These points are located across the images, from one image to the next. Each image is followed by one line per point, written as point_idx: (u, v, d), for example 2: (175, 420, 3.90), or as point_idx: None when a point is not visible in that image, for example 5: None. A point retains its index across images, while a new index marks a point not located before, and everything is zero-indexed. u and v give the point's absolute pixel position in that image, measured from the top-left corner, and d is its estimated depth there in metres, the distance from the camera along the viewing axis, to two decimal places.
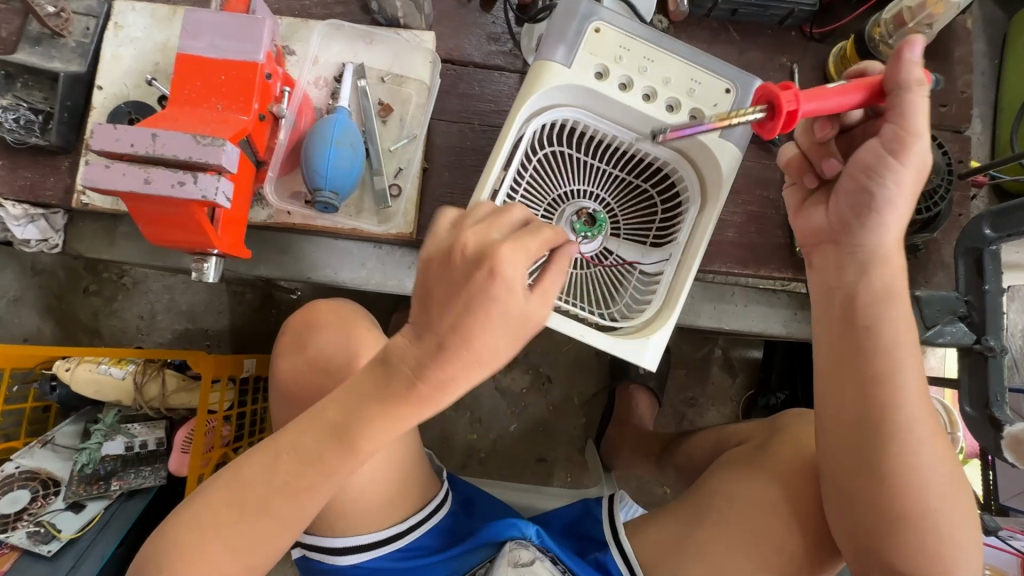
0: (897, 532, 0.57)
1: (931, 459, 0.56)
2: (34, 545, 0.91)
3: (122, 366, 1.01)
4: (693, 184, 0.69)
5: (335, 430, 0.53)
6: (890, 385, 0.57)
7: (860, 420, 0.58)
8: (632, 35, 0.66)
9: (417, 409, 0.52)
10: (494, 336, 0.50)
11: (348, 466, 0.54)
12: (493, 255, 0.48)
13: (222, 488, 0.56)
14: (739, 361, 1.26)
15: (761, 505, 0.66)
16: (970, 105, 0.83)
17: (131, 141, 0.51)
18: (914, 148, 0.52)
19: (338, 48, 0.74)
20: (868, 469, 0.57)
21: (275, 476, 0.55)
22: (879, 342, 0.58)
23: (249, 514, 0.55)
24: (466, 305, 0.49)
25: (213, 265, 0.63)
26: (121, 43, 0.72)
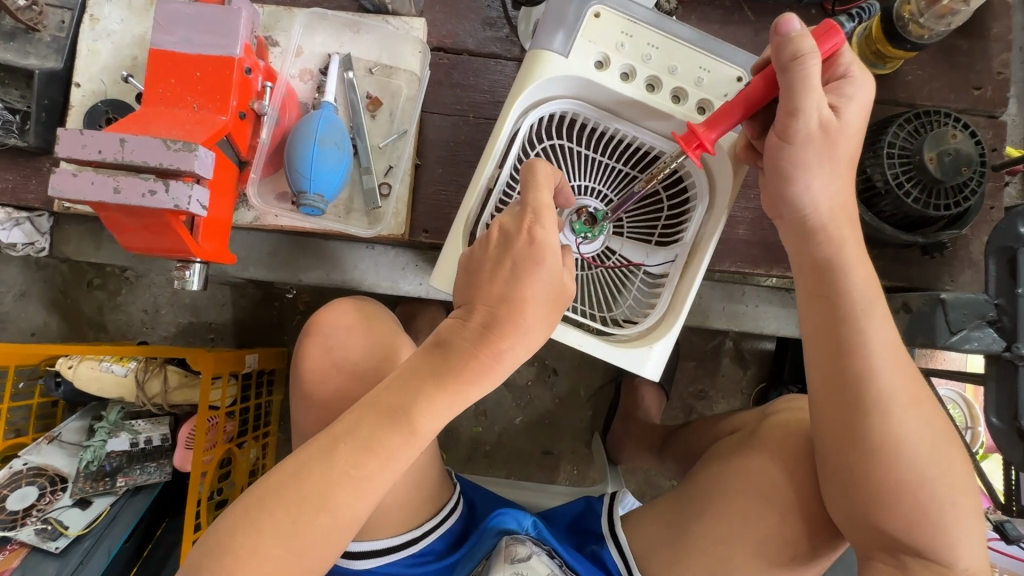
0: (893, 509, 0.51)
1: (916, 424, 0.51)
2: (42, 542, 0.82)
3: (124, 363, 0.92)
4: (701, 181, 0.65)
5: (393, 411, 0.49)
6: (865, 350, 0.52)
7: (835, 392, 0.53)
8: (634, 19, 0.61)
9: (479, 381, 0.49)
10: (545, 301, 0.50)
11: (410, 449, 0.49)
12: (541, 208, 0.50)
13: (277, 489, 0.47)
14: (750, 352, 1.21)
15: (755, 496, 0.61)
16: (1007, 87, 0.76)
17: (98, 148, 0.49)
18: (798, 126, 0.50)
19: (323, 38, 0.70)
20: (849, 445, 0.52)
21: (332, 471, 0.47)
22: (848, 305, 0.53)
23: (312, 511, 0.47)
24: (524, 257, 0.49)
25: (196, 273, 0.61)
26: (98, 36, 0.69)
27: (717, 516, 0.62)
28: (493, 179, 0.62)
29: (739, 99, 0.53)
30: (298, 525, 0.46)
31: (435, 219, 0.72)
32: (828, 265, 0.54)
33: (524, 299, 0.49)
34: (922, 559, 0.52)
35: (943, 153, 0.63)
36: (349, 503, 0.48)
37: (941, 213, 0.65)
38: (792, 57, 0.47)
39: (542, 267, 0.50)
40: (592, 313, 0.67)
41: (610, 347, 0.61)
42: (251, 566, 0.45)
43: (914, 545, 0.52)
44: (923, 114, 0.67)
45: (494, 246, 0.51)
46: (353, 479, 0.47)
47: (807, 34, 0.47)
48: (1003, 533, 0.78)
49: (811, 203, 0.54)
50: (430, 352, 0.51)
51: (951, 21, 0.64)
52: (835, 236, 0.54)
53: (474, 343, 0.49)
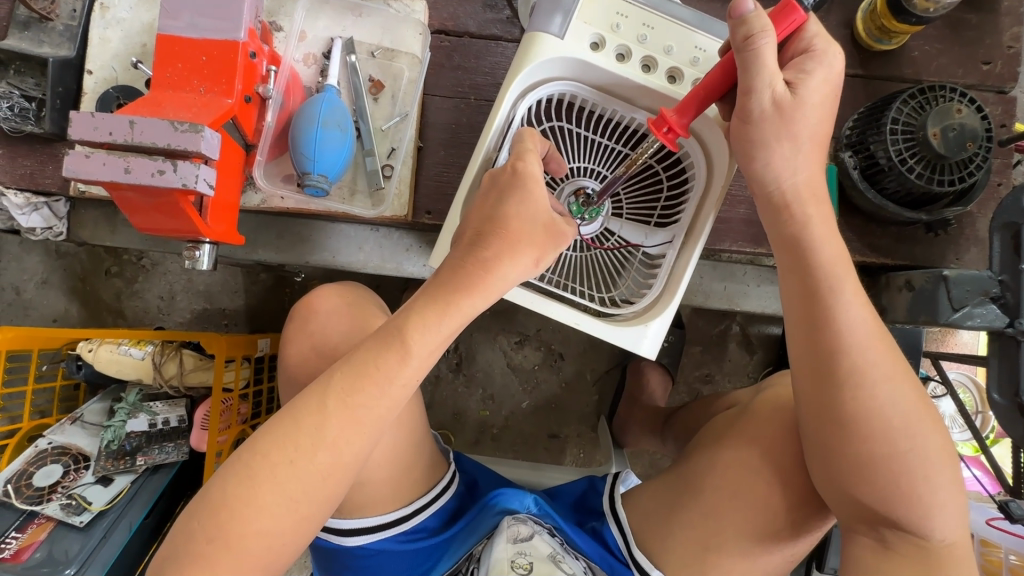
0: (869, 481, 0.52)
1: (890, 397, 0.51)
2: (66, 517, 0.84)
3: (142, 346, 0.94)
4: (698, 161, 0.65)
5: (386, 335, 0.52)
6: (837, 324, 0.52)
7: (810, 367, 0.54)
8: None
9: (470, 298, 0.51)
10: (532, 225, 0.53)
11: (404, 372, 0.51)
12: (522, 153, 0.54)
13: (274, 432, 0.50)
14: (757, 337, 1.20)
15: (744, 464, 0.63)
16: (1017, 62, 0.75)
17: (108, 130, 0.51)
18: (752, 106, 0.52)
19: (325, 22, 0.71)
20: (826, 419, 0.53)
21: (327, 405, 0.50)
22: (820, 281, 0.53)
23: (310, 440, 0.49)
24: (506, 198, 0.53)
25: (206, 253, 0.63)
26: (109, 24, 0.71)
27: (711, 486, 0.64)
28: (491, 160, 0.63)
29: (708, 81, 0.53)
30: (295, 464, 0.49)
31: (437, 201, 0.73)
32: (800, 243, 0.55)
33: (510, 223, 0.52)
34: (901, 532, 0.52)
35: (948, 129, 0.62)
36: (345, 437, 0.50)
37: (945, 189, 0.65)
38: (745, 39, 0.49)
39: (527, 195, 0.53)
40: (591, 294, 0.67)
41: (604, 325, 0.62)
42: (253, 508, 0.48)
43: (891, 516, 0.52)
44: (928, 89, 0.66)
45: (482, 187, 0.56)
46: (350, 410, 0.50)
47: (760, 16, 0.48)
48: (1007, 512, 0.75)
49: (781, 180, 0.55)
50: (422, 284, 0.54)
51: None
52: (808, 213, 0.55)
53: (464, 264, 0.52)
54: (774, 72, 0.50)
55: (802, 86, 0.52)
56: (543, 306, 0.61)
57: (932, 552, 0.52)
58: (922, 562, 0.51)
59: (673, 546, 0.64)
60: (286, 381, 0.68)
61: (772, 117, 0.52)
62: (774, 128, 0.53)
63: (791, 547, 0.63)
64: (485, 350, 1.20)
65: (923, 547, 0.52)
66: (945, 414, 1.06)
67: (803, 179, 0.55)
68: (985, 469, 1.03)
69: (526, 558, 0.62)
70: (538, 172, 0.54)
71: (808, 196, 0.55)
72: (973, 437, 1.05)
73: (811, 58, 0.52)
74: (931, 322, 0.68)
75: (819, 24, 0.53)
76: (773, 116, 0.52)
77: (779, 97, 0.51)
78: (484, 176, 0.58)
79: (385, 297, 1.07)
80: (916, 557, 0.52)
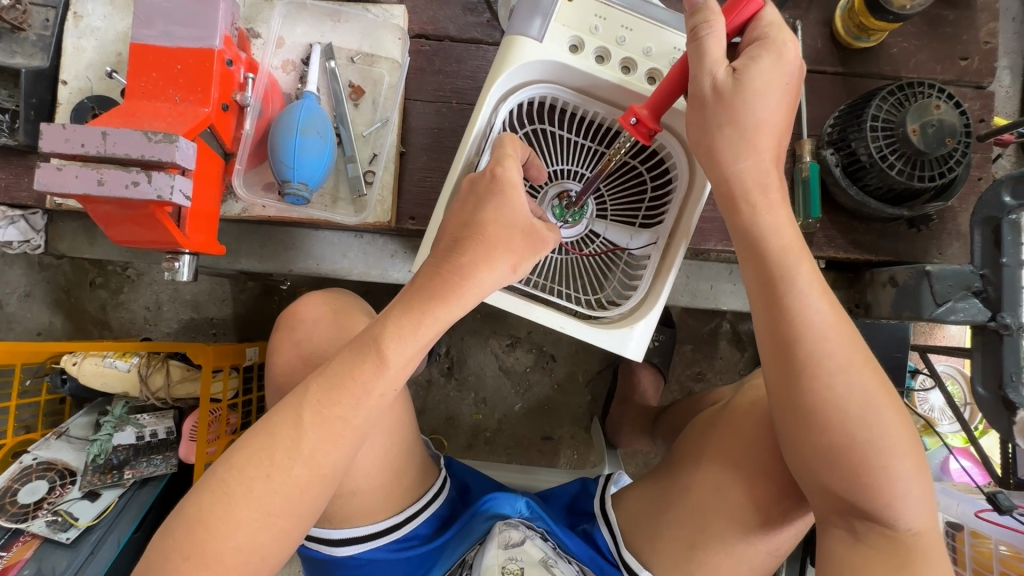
0: (836, 473, 0.52)
1: (847, 386, 0.51)
2: (53, 534, 0.82)
3: (128, 358, 0.91)
4: (681, 161, 0.64)
5: (363, 343, 0.51)
6: (791, 314, 0.52)
7: (773, 360, 0.53)
8: (608, 1, 0.61)
9: (446, 306, 0.51)
10: (511, 230, 0.53)
11: (382, 381, 0.50)
12: (501, 160, 0.54)
13: (250, 445, 0.49)
14: (747, 335, 1.21)
15: (728, 459, 0.63)
16: (994, 57, 0.76)
17: (81, 141, 0.50)
18: (720, 102, 0.52)
19: (304, 28, 0.71)
20: (793, 414, 0.53)
21: (303, 417, 0.49)
22: (779, 271, 0.52)
23: (286, 454, 0.48)
24: (481, 208, 0.53)
25: (186, 263, 0.62)
26: (83, 34, 0.71)
27: (696, 482, 0.64)
28: (472, 165, 0.62)
29: (672, 72, 0.54)
30: (271, 478, 0.48)
31: (421, 206, 0.73)
32: (764, 235, 0.53)
33: (487, 228, 0.52)
34: (869, 522, 0.52)
35: (927, 125, 0.63)
36: (323, 449, 0.49)
37: (926, 184, 0.65)
38: (692, 31, 0.51)
39: (506, 201, 0.53)
40: (577, 297, 0.67)
41: (588, 327, 0.62)
42: (229, 524, 0.47)
43: (857, 506, 0.52)
44: (906, 86, 0.67)
45: (461, 193, 0.56)
46: (326, 420, 0.49)
47: (709, 5, 0.50)
48: (994, 503, 0.76)
49: (756, 176, 0.54)
50: (399, 291, 0.53)
51: None
52: (776, 203, 0.54)
53: (440, 272, 0.51)
54: (715, 60, 0.51)
55: (758, 78, 0.52)
56: (526, 310, 0.61)
57: (904, 543, 0.52)
58: (893, 553, 0.51)
59: (663, 546, 0.64)
60: (273, 390, 0.68)
61: (728, 108, 0.52)
62: (738, 122, 0.53)
63: (778, 539, 0.63)
64: (477, 353, 1.20)
65: (893, 538, 0.52)
66: (934, 405, 1.07)
67: (757, 171, 0.54)
68: (973, 460, 1.03)
69: (517, 564, 0.61)
70: (516, 180, 0.54)
71: (756, 188, 0.54)
72: (962, 429, 1.06)
73: (763, 46, 0.52)
74: (914, 316, 0.68)
75: (774, 12, 0.53)
76: (737, 111, 0.52)
77: (730, 88, 0.52)
78: (464, 180, 0.57)
79: (373, 302, 1.07)
80: (886, 549, 0.52)
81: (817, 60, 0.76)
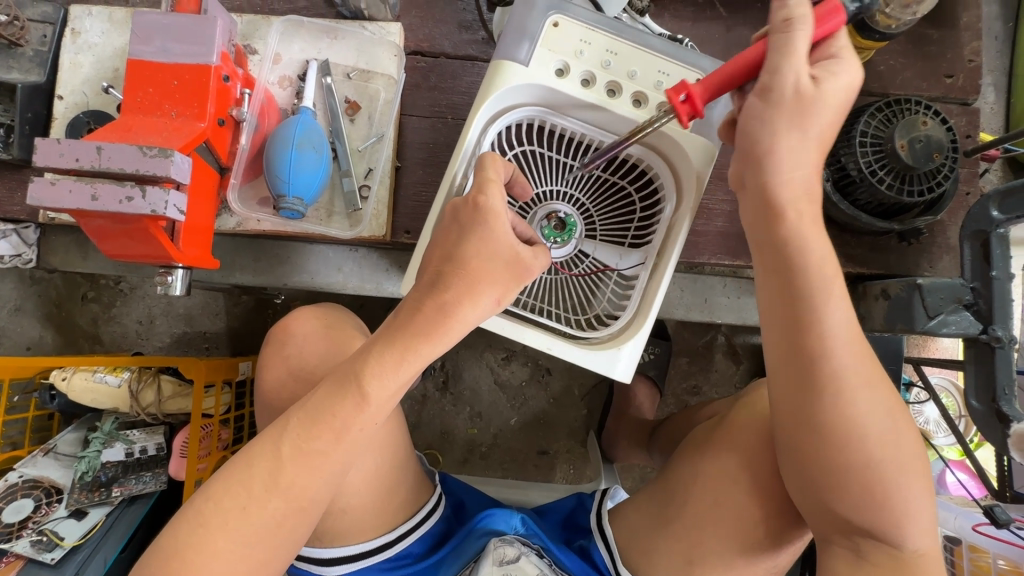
0: (832, 492, 0.52)
1: (863, 403, 0.51)
2: (37, 554, 0.80)
3: (118, 373, 0.90)
4: (668, 182, 0.65)
5: (343, 379, 0.50)
6: (813, 325, 0.51)
7: (793, 375, 0.53)
8: (594, 27, 0.63)
9: (428, 343, 0.51)
10: (495, 262, 0.52)
11: (363, 416, 0.50)
12: (485, 188, 0.52)
13: (226, 477, 0.48)
14: (742, 348, 1.21)
15: (726, 477, 0.62)
16: (978, 74, 0.77)
17: (75, 156, 0.50)
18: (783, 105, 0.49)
19: (300, 45, 0.72)
20: (809, 432, 0.52)
21: (281, 452, 0.49)
22: (803, 283, 0.52)
23: (263, 488, 0.48)
24: (465, 239, 0.52)
25: (180, 277, 0.62)
26: (80, 49, 0.71)
27: (694, 500, 0.63)
28: (460, 188, 0.63)
29: (744, 59, 0.51)
30: (248, 510, 0.47)
31: (417, 220, 0.73)
32: (790, 245, 0.52)
33: (470, 260, 0.51)
34: (875, 542, 0.52)
35: (914, 140, 0.64)
36: (301, 482, 0.49)
37: (915, 199, 0.66)
38: (783, 22, 0.48)
39: (489, 231, 0.52)
40: (565, 317, 0.68)
41: (574, 347, 0.61)
42: (206, 556, 0.46)
43: (864, 526, 0.52)
44: (894, 103, 0.68)
45: (444, 219, 0.54)
46: (305, 454, 0.49)
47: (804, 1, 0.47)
48: (992, 517, 0.76)
49: None
50: (382, 326, 0.52)
51: (915, 8, 0.65)
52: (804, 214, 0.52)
53: (421, 309, 0.51)
54: (801, 61, 0.48)
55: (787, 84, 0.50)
56: (514, 331, 0.61)
57: (903, 560, 0.51)
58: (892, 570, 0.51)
59: (658, 561, 0.64)
60: (263, 407, 0.67)
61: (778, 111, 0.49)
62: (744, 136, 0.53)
63: (774, 561, 0.63)
64: (472, 367, 1.19)
65: (892, 554, 0.52)
66: (929, 418, 1.07)
67: None
68: (970, 472, 1.03)
69: None
70: (500, 210, 0.52)
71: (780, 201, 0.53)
72: (958, 441, 1.06)
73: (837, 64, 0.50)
74: (907, 330, 0.68)
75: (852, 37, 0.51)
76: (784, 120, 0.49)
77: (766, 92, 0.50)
78: (447, 204, 0.56)
79: (368, 316, 1.07)
80: (886, 565, 0.51)
81: None
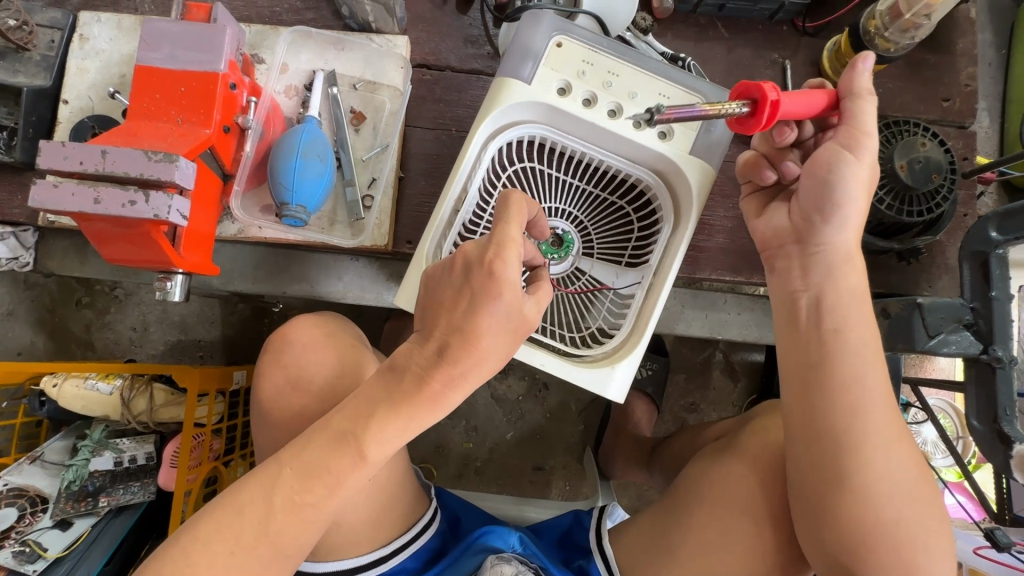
0: (846, 552, 0.52)
1: (891, 463, 0.52)
2: (19, 565, 0.78)
3: (110, 380, 0.89)
4: (666, 203, 0.66)
5: (341, 438, 0.49)
6: (843, 383, 0.54)
7: (828, 427, 0.54)
8: (596, 48, 0.64)
9: (429, 413, 0.49)
10: (502, 333, 0.48)
11: (357, 474, 0.49)
12: (501, 257, 0.46)
13: (216, 518, 0.48)
14: (740, 365, 1.21)
15: (733, 509, 0.61)
16: (974, 98, 0.79)
17: (79, 159, 0.50)
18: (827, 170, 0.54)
19: (308, 56, 0.72)
20: (839, 486, 0.53)
21: (274, 502, 0.48)
22: (838, 339, 0.55)
23: (252, 535, 0.48)
24: (474, 308, 0.47)
25: (178, 283, 0.61)
26: (87, 55, 0.71)
27: (699, 533, 0.62)
28: (460, 203, 0.63)
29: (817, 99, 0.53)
30: (235, 555, 0.47)
31: (418, 231, 0.73)
32: (827, 302, 0.56)
33: (479, 332, 0.47)
34: None
35: (913, 161, 0.65)
36: (292, 532, 0.49)
37: (914, 219, 0.67)
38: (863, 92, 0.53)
39: (501, 302, 0.47)
40: (562, 334, 0.67)
41: (569, 365, 0.61)
42: None
43: None
44: (894, 124, 0.69)
45: (452, 270, 0.48)
46: (297, 506, 0.49)
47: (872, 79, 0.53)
48: (993, 541, 0.74)
49: None
50: (381, 380, 0.50)
51: (915, 34, 0.67)
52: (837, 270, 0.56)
53: (426, 379, 0.48)
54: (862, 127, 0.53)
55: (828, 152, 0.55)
56: None
57: None
58: None
59: None
60: (258, 412, 0.66)
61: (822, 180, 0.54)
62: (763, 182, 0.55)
63: None
64: None
65: None
66: (927, 439, 1.07)
67: None
68: (968, 495, 1.03)
69: None
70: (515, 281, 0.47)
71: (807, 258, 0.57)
72: (956, 463, 1.06)
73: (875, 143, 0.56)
74: (907, 349, 0.68)
75: None
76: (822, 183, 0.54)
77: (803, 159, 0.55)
78: (456, 252, 0.49)
79: (367, 327, 1.06)
80: None
81: None
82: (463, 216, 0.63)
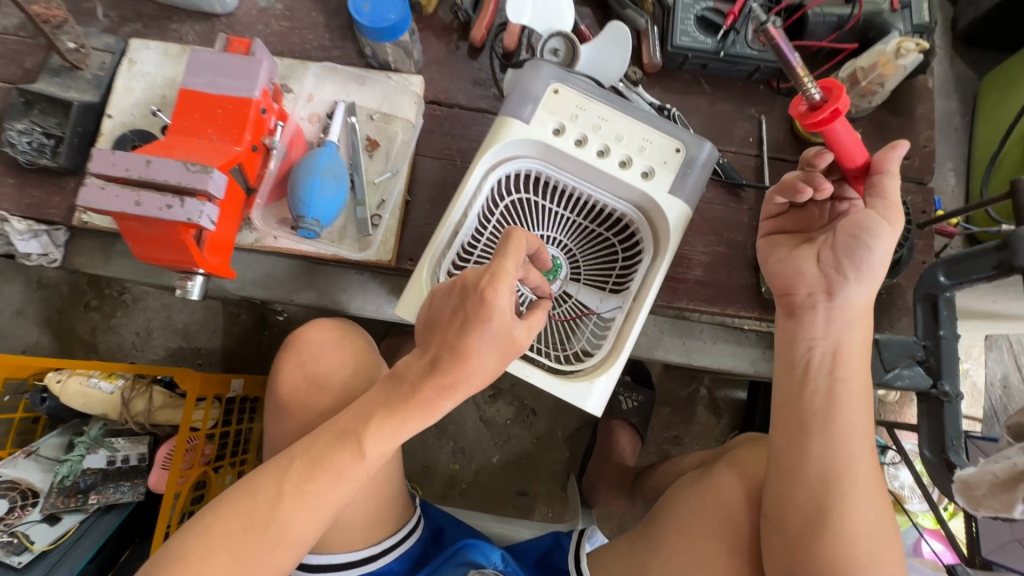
0: None
1: (866, 507, 0.57)
2: (4, 557, 0.79)
3: (112, 380, 0.93)
4: (648, 237, 0.72)
5: (343, 433, 0.55)
6: (837, 427, 0.59)
7: (824, 466, 0.58)
8: (588, 96, 0.71)
9: (418, 416, 0.54)
10: (489, 354, 0.52)
11: (358, 467, 0.54)
12: (494, 288, 0.50)
13: (229, 498, 0.54)
14: (723, 401, 1.25)
15: (711, 531, 0.66)
16: (932, 158, 0.87)
17: (126, 166, 0.56)
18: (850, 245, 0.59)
19: (332, 88, 0.81)
20: (819, 520, 0.57)
21: (283, 489, 0.54)
22: (843, 389, 0.60)
23: (262, 517, 0.53)
24: (468, 329, 0.51)
25: (198, 283, 0.67)
26: (133, 77, 0.79)
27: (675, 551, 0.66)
28: (460, 225, 0.70)
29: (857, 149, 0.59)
30: (246, 534, 0.52)
31: (420, 250, 0.79)
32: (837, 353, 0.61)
33: (469, 350, 0.52)
34: None
35: None
36: (298, 519, 0.53)
37: None
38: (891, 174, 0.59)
39: (491, 326, 0.51)
40: (548, 351, 0.72)
41: (552, 378, 0.66)
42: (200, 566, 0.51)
43: None
44: None
45: (451, 292, 0.53)
46: (303, 495, 0.53)
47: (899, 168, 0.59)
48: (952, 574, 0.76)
49: None
50: (383, 384, 0.56)
51: (870, 97, 0.81)
52: (845, 326, 0.61)
53: (421, 386, 0.54)
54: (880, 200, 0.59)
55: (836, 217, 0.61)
56: None
57: None
58: None
59: None
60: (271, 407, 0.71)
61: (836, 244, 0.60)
62: None
63: None
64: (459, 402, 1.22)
65: None
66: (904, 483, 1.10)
67: None
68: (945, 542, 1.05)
69: None
70: (505, 309, 0.51)
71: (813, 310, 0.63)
72: (932, 509, 1.09)
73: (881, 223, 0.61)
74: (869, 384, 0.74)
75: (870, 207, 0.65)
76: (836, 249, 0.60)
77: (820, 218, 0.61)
78: (455, 276, 0.54)
79: None
80: None
81: (777, 149, 0.86)
82: (462, 237, 0.70)
